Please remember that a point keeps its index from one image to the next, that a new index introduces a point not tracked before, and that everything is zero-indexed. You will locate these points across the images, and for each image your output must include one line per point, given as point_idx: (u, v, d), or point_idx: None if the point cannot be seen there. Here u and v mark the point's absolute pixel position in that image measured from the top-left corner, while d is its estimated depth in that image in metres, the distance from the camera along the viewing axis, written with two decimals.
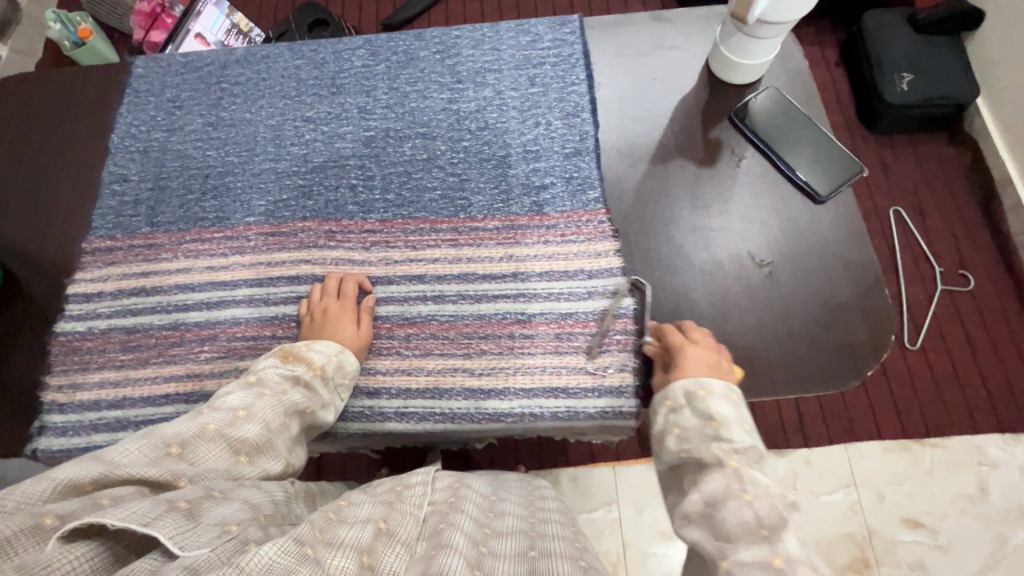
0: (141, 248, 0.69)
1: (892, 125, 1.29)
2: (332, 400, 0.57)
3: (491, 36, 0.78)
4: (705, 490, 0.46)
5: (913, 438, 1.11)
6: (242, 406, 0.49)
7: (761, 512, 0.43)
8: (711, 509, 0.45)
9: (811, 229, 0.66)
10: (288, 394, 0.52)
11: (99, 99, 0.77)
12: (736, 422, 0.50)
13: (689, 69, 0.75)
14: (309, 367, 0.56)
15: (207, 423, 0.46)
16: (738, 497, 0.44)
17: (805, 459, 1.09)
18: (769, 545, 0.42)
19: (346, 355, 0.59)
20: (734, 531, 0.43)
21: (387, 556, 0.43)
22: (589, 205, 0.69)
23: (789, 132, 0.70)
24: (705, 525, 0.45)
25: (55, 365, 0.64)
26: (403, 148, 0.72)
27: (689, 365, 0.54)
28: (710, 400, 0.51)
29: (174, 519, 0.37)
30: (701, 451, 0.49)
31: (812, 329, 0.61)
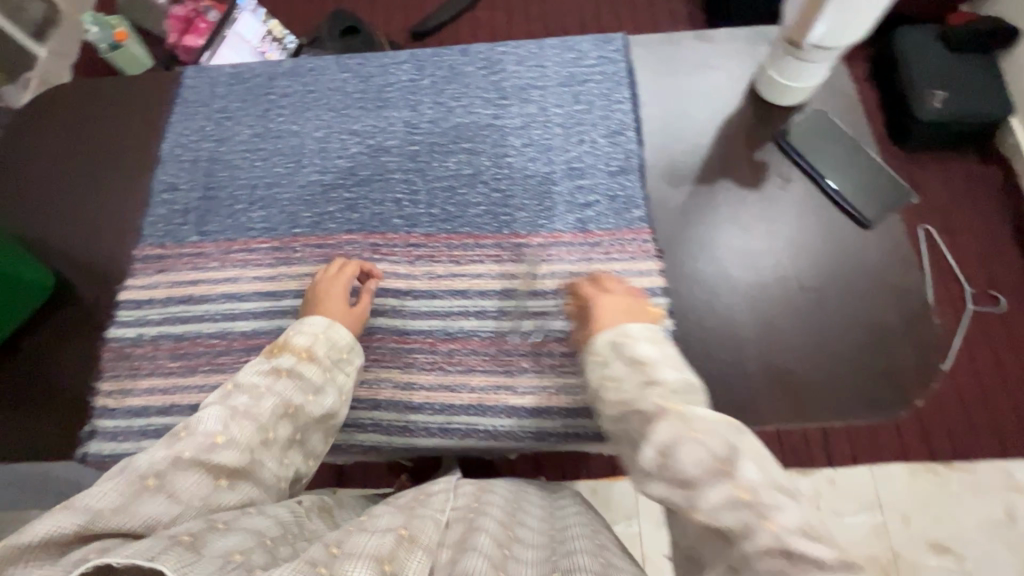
0: (190, 256, 0.70)
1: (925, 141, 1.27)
2: (332, 376, 0.56)
3: (536, 53, 0.79)
4: (654, 439, 0.42)
5: (940, 461, 1.08)
6: (219, 430, 0.45)
7: (714, 445, 0.40)
8: (664, 458, 0.41)
9: (858, 254, 0.65)
10: (263, 400, 0.50)
11: (150, 107, 0.78)
12: (663, 362, 0.49)
13: (734, 89, 0.75)
14: (293, 351, 0.55)
15: (182, 450, 0.44)
16: (684, 435, 0.41)
17: (829, 479, 1.08)
18: (731, 480, 0.38)
19: (333, 329, 0.59)
20: (694, 475, 0.39)
21: (409, 562, 0.42)
22: (634, 223, 0.69)
23: (835, 154, 0.70)
24: (664, 478, 0.40)
25: (105, 371, 0.65)
26: (448, 163, 0.73)
27: (609, 317, 0.55)
28: (635, 344, 0.51)
29: (178, 553, 0.35)
30: (637, 399, 0.46)
31: (861, 355, 0.61)
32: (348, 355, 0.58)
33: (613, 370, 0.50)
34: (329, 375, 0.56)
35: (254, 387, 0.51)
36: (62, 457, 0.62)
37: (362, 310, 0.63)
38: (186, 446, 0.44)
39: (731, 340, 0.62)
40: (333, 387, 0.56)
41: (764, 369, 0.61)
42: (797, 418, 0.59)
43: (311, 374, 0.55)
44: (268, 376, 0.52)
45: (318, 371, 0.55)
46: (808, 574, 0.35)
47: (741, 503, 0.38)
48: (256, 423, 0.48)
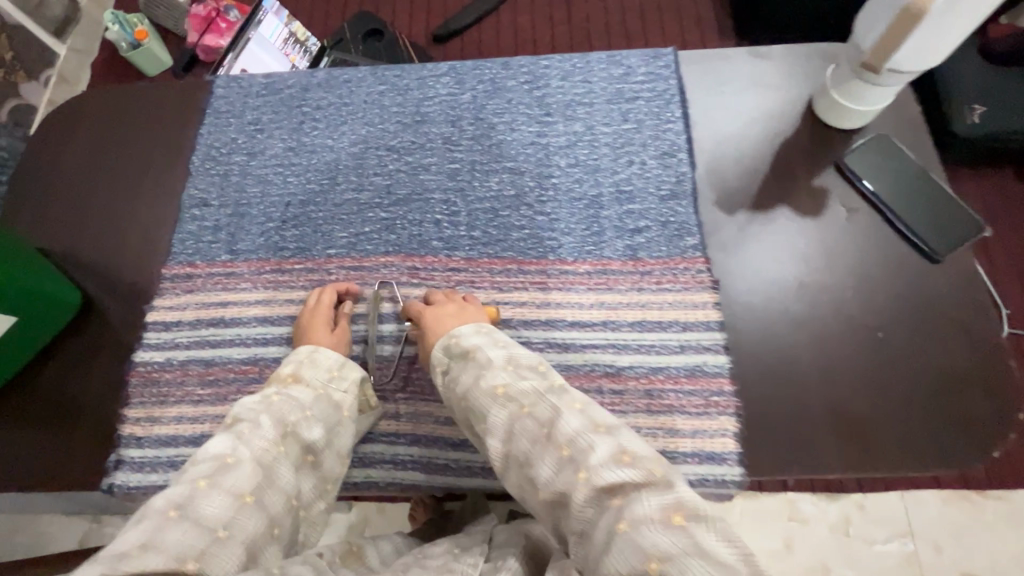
0: (220, 276, 0.67)
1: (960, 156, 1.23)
2: (325, 393, 0.54)
3: (582, 67, 0.75)
4: (495, 428, 0.46)
5: (978, 489, 0.94)
6: (228, 450, 0.44)
7: (541, 416, 0.45)
8: (511, 444, 0.45)
9: (926, 290, 0.62)
10: (264, 419, 0.47)
11: (180, 118, 0.75)
12: (489, 345, 0.52)
13: (791, 110, 0.71)
14: (279, 380, 0.53)
15: (196, 478, 0.41)
16: (517, 414, 0.46)
17: (859, 504, 0.92)
18: (555, 443, 0.43)
19: (319, 352, 0.57)
20: (529, 449, 0.44)
21: None
22: (686, 252, 0.65)
23: (900, 182, 0.66)
24: (515, 464, 0.45)
25: (133, 397, 0.62)
26: (490, 183, 0.70)
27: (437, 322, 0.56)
28: (462, 341, 0.53)
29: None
30: (467, 391, 0.50)
31: (929, 401, 0.57)
32: (340, 371, 0.56)
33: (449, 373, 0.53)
34: (321, 393, 0.53)
35: (253, 414, 0.47)
36: (82, 485, 0.59)
37: (342, 330, 0.61)
38: (199, 473, 0.42)
39: (792, 381, 0.58)
40: (328, 402, 0.53)
41: (827, 413, 0.57)
42: (863, 468, 0.55)
43: (302, 395, 0.52)
44: (260, 401, 0.49)
45: (310, 390, 0.53)
46: (626, 496, 0.38)
47: (564, 460, 0.41)
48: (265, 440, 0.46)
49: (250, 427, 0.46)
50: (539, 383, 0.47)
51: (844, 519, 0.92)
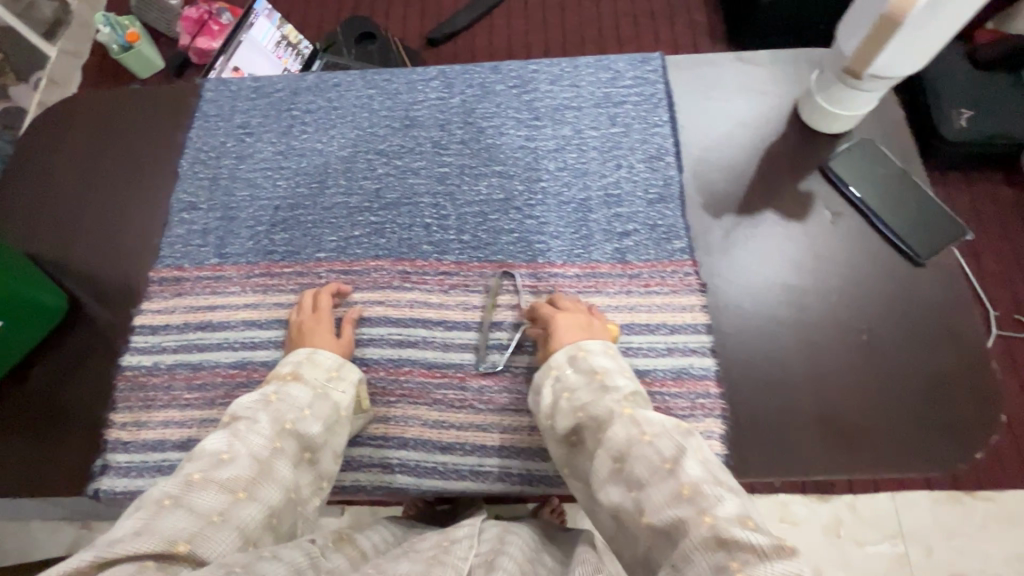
0: (209, 280, 0.67)
1: (944, 160, 1.26)
2: (325, 391, 0.54)
3: (570, 72, 0.76)
4: (611, 444, 0.45)
5: (964, 490, 1.06)
6: (223, 447, 0.45)
7: (664, 448, 0.43)
8: (623, 462, 0.44)
9: (912, 292, 0.62)
10: (261, 416, 0.49)
11: (168, 121, 0.75)
12: (617, 371, 0.52)
13: (777, 114, 0.72)
14: (278, 378, 0.54)
15: (190, 473, 0.43)
16: (640, 439, 0.44)
17: (851, 506, 1.06)
18: (678, 476, 0.41)
19: (316, 354, 0.57)
20: (644, 476, 0.42)
21: None
22: (674, 255, 0.66)
23: (882, 186, 0.67)
24: (618, 480, 0.44)
25: (119, 401, 0.62)
26: (479, 187, 0.70)
27: (564, 331, 0.56)
28: (591, 357, 0.53)
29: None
30: (585, 403, 0.49)
31: (916, 403, 0.58)
32: (338, 372, 0.57)
33: (564, 378, 0.53)
34: (321, 391, 0.54)
35: (251, 412, 0.49)
36: (70, 492, 0.58)
37: (346, 333, 0.61)
38: (191, 469, 0.43)
39: (779, 385, 0.59)
40: (328, 402, 0.54)
41: (814, 416, 0.58)
42: (849, 470, 0.56)
43: (301, 394, 0.53)
44: (258, 401, 0.50)
45: (309, 389, 0.54)
46: (744, 558, 0.36)
47: (685, 499, 0.40)
48: (262, 436, 0.47)
49: (246, 424, 0.48)
50: (671, 419, 0.46)
51: (838, 520, 1.06)
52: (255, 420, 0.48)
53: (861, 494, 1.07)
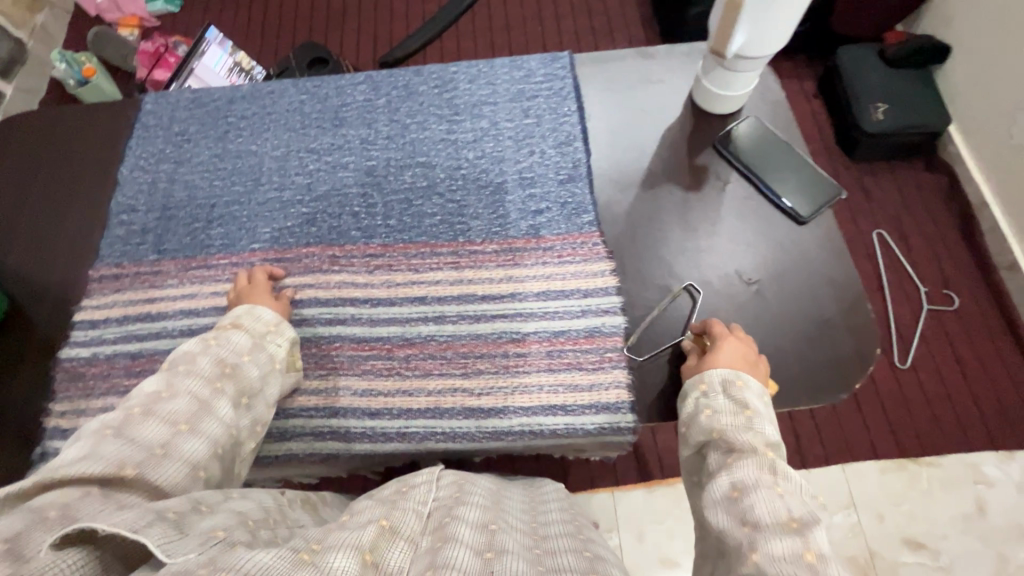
0: (148, 274, 0.70)
1: (870, 152, 1.32)
2: (262, 345, 0.58)
3: (486, 72, 0.83)
4: (737, 475, 0.47)
5: (908, 457, 1.11)
6: (162, 385, 0.50)
7: (792, 505, 0.44)
8: (740, 496, 0.46)
9: (795, 248, 0.69)
10: (202, 359, 0.53)
11: (110, 133, 0.80)
12: (766, 417, 0.52)
13: (674, 100, 0.79)
14: (221, 327, 0.58)
15: (131, 405, 0.48)
16: (769, 486, 0.45)
17: (804, 480, 1.10)
18: (802, 537, 0.41)
19: (257, 309, 0.61)
20: (763, 522, 0.43)
21: (392, 553, 0.42)
22: (584, 228, 0.71)
23: (769, 157, 0.74)
24: (732, 512, 0.45)
25: (59, 392, 0.64)
26: (403, 177, 0.75)
27: (729, 355, 0.56)
28: (747, 392, 0.54)
29: (163, 531, 0.38)
30: (722, 424, 0.52)
31: (801, 345, 0.63)
32: (276, 328, 0.60)
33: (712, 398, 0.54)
34: (259, 345, 0.58)
35: (190, 356, 0.53)
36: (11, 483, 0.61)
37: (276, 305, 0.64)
38: (134, 399, 0.49)
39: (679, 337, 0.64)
40: (264, 354, 0.57)
41: None
42: None
43: (240, 342, 0.56)
44: (198, 343, 0.55)
45: (249, 339, 0.57)
46: None
47: (805, 563, 0.40)
48: (199, 377, 0.51)
49: (188, 366, 0.52)
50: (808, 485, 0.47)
51: None
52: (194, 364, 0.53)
53: (813, 468, 1.11)
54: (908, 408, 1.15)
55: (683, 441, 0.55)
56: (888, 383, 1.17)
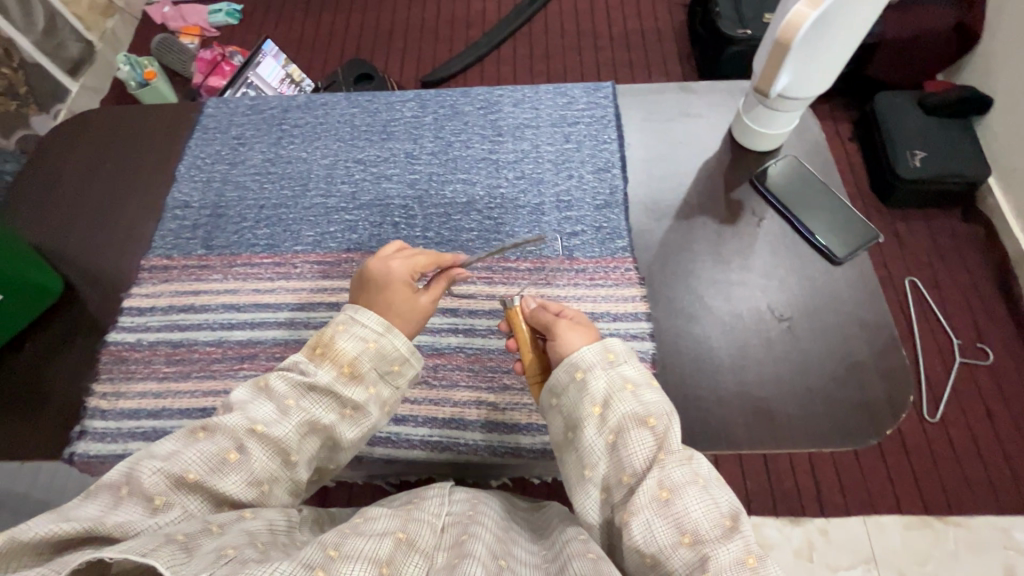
0: (195, 268, 0.74)
1: (907, 200, 1.30)
2: (376, 392, 0.52)
3: (531, 97, 0.86)
4: (666, 474, 0.47)
5: (935, 514, 1.07)
6: (232, 445, 0.46)
7: (722, 503, 0.47)
8: (672, 498, 0.46)
9: (828, 287, 0.69)
10: (290, 416, 0.48)
11: (171, 133, 0.85)
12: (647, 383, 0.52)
13: (713, 135, 0.80)
14: (337, 363, 0.50)
15: (186, 469, 0.44)
16: (695, 483, 0.47)
17: (822, 529, 1.07)
18: (741, 539, 0.45)
19: (391, 340, 0.53)
20: (700, 525, 0.45)
21: (407, 566, 0.43)
22: (617, 252, 0.72)
23: (806, 196, 0.75)
24: (667, 518, 0.45)
25: (102, 373, 0.67)
26: (445, 192, 0.78)
27: (580, 329, 0.57)
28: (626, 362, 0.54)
29: (170, 552, 0.38)
30: (649, 407, 0.51)
31: (829, 385, 0.63)
32: (399, 368, 0.53)
33: (621, 372, 0.53)
34: (374, 393, 0.52)
35: (288, 397, 0.49)
36: (47, 459, 0.64)
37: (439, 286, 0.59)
38: (191, 462, 0.44)
39: (707, 369, 0.64)
40: (376, 404, 0.52)
41: (742, 395, 0.62)
42: (769, 444, 0.60)
43: (353, 395, 0.50)
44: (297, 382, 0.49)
45: (364, 390, 0.51)
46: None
47: (748, 566, 0.43)
48: (274, 450, 0.47)
49: (264, 424, 0.47)
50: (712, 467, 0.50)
51: (810, 544, 1.06)
52: (263, 412, 0.47)
53: (833, 518, 1.08)
54: (936, 464, 1.11)
55: (597, 427, 0.50)
56: (916, 435, 1.13)
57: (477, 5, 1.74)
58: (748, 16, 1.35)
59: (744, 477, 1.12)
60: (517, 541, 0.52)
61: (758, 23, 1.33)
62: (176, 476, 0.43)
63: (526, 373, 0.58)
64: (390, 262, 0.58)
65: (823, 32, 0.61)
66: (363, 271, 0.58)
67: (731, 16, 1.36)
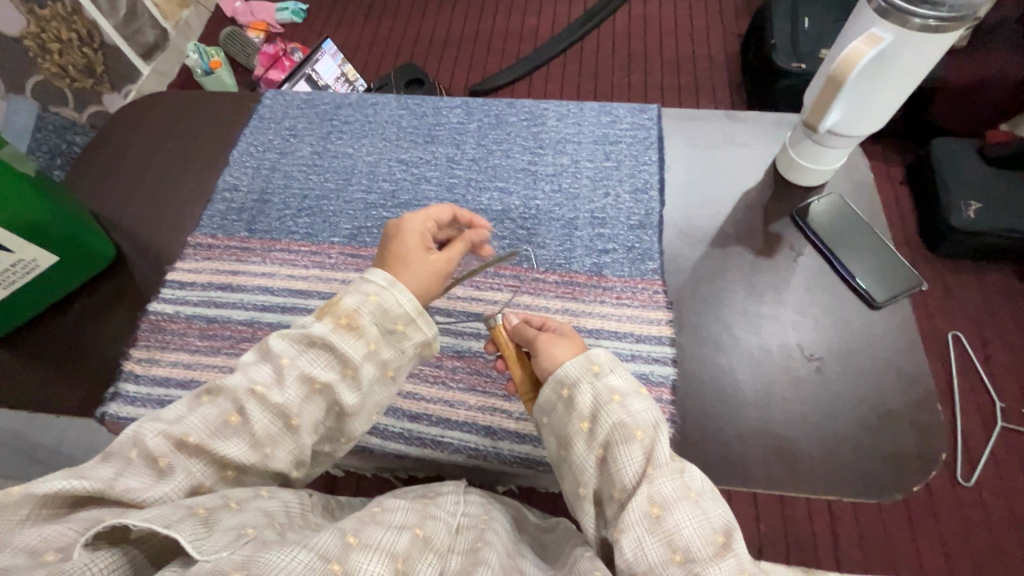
0: (236, 249, 0.77)
1: (958, 249, 1.23)
2: (376, 349, 0.51)
3: (576, 113, 0.87)
4: (656, 489, 0.46)
5: None
6: (233, 409, 0.47)
7: (714, 518, 0.46)
8: (663, 514, 0.45)
9: (864, 331, 0.67)
10: (293, 378, 0.48)
11: (230, 119, 0.89)
12: (634, 393, 0.51)
13: (757, 166, 0.79)
14: (335, 317, 0.50)
15: (187, 432, 0.45)
16: (687, 497, 0.46)
17: None
18: (734, 557, 0.44)
19: (395, 290, 0.52)
20: (697, 548, 0.44)
21: (420, 564, 0.44)
22: (647, 274, 0.72)
23: (848, 235, 0.73)
24: (658, 535, 0.45)
25: (140, 339, 0.70)
26: (481, 198, 0.79)
27: (567, 339, 0.56)
28: (609, 374, 0.52)
29: (193, 526, 0.40)
30: (637, 420, 0.50)
31: (857, 431, 0.60)
32: (403, 327, 0.52)
33: (607, 383, 0.52)
34: (374, 350, 0.51)
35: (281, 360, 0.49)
36: (77, 417, 0.67)
37: (455, 248, 0.59)
38: (193, 426, 0.45)
39: (727, 401, 0.63)
40: (374, 362, 0.51)
41: (762, 434, 0.60)
42: (787, 485, 0.58)
43: (351, 349, 0.49)
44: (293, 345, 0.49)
45: (362, 345, 0.50)
46: None
47: None
48: (280, 419, 0.48)
49: (264, 387, 0.48)
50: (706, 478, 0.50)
51: None
52: (263, 375, 0.48)
53: None
54: (967, 530, 1.05)
55: (586, 442, 0.50)
56: (948, 497, 1.07)
57: (532, 21, 1.77)
58: (804, 51, 1.32)
59: (758, 521, 1.08)
60: (524, 556, 0.52)
61: (814, 58, 1.31)
62: (177, 438, 0.45)
63: (519, 391, 0.58)
64: (407, 220, 0.60)
65: (882, 76, 0.61)
66: (387, 233, 0.59)
67: (787, 49, 1.33)
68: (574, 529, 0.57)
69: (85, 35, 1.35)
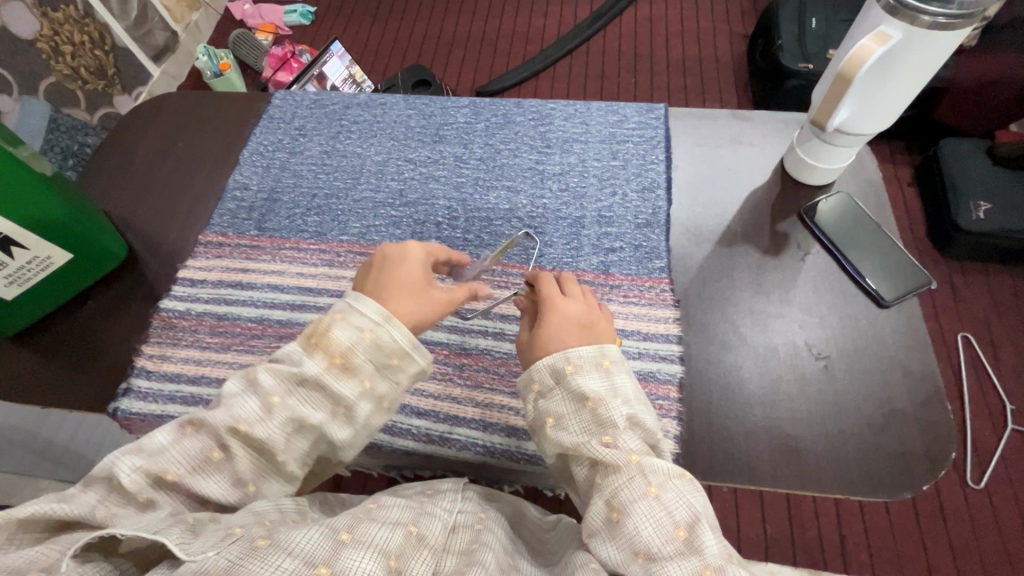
0: (246, 247, 0.77)
1: (966, 249, 1.22)
2: (371, 386, 0.50)
3: (583, 112, 0.87)
4: (615, 494, 0.46)
5: None
6: (215, 445, 0.47)
7: (677, 512, 0.45)
8: (621, 519, 0.45)
9: (870, 330, 0.66)
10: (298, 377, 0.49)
11: (239, 120, 0.90)
12: (570, 416, 0.50)
13: (763, 166, 0.79)
14: (327, 355, 0.49)
15: (165, 468, 0.45)
16: (646, 494, 0.46)
17: None
18: (699, 556, 0.43)
19: (386, 328, 0.51)
20: (664, 551, 0.44)
21: (415, 561, 0.44)
22: (653, 273, 0.72)
23: (855, 236, 0.73)
24: (619, 540, 0.45)
25: (151, 336, 0.71)
26: (488, 197, 0.80)
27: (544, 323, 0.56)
28: (550, 402, 0.52)
29: (179, 532, 0.41)
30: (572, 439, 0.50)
31: (863, 429, 0.60)
32: (399, 361, 0.51)
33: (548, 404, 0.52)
34: (369, 387, 0.50)
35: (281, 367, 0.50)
36: (88, 412, 0.68)
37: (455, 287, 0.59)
38: (171, 459, 0.46)
39: (733, 399, 0.63)
40: (370, 400, 0.50)
41: (768, 433, 0.60)
42: (793, 485, 0.58)
43: (346, 388, 0.49)
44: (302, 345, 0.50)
45: (357, 384, 0.49)
46: None
47: None
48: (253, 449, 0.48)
49: (248, 425, 0.47)
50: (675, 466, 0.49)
51: None
52: (234, 392, 0.49)
53: None
54: (974, 533, 1.04)
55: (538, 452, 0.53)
56: (955, 501, 1.06)
57: (539, 24, 1.78)
58: (812, 51, 1.32)
59: (764, 521, 1.08)
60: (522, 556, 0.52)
61: (821, 59, 1.31)
62: (155, 475, 0.45)
63: None
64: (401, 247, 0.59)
65: (891, 73, 0.61)
66: (379, 256, 0.58)
67: (794, 50, 1.33)
68: (577, 526, 0.57)
69: (97, 37, 1.37)
